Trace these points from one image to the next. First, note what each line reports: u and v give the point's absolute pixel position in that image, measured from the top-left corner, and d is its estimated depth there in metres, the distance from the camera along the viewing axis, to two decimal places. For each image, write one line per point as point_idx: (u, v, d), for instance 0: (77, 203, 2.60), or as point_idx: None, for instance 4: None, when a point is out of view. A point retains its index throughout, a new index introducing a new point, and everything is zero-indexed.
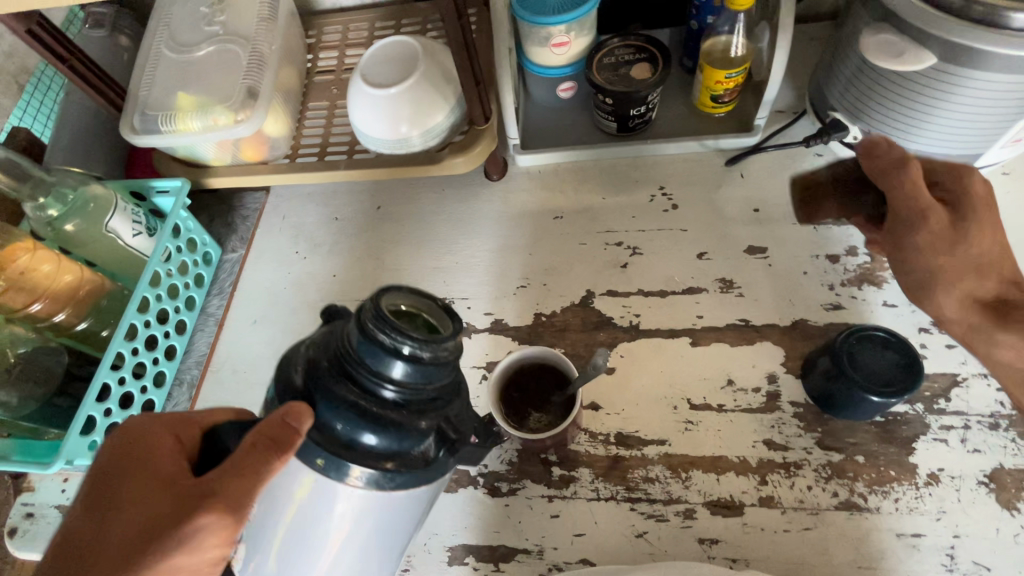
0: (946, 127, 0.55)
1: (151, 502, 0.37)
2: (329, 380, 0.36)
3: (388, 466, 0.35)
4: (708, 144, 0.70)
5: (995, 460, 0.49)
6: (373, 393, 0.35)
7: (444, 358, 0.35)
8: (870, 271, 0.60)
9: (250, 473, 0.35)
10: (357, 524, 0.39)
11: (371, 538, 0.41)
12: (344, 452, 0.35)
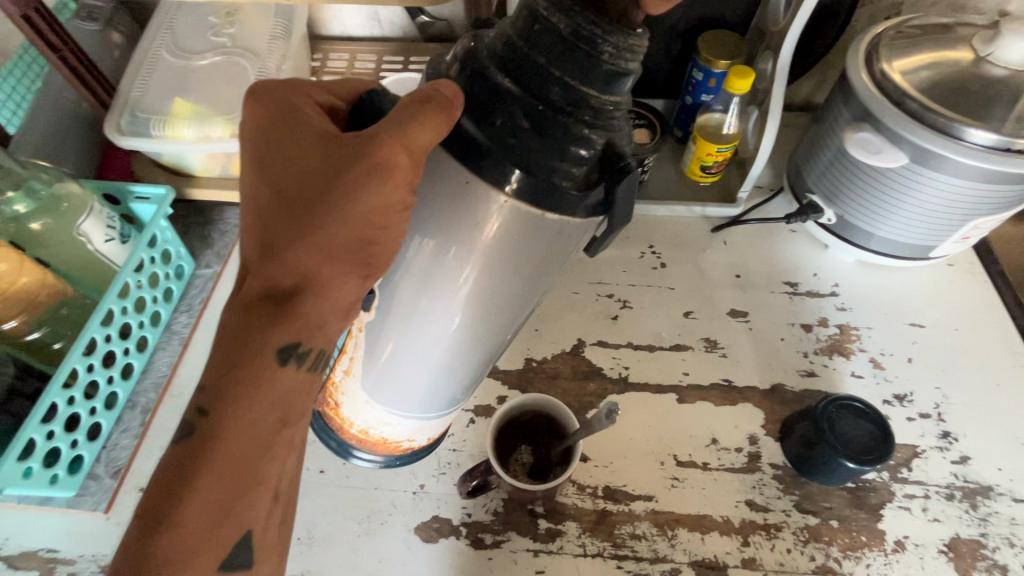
0: (909, 219, 0.62)
1: (284, 168, 0.34)
2: (512, 80, 0.32)
3: (547, 180, 0.33)
4: (695, 210, 0.75)
5: (952, 530, 0.53)
6: (537, 90, 0.32)
7: (624, 65, 0.32)
8: (839, 342, 0.65)
9: (395, 126, 0.32)
10: (492, 273, 0.39)
11: (506, 290, 0.40)
12: (502, 159, 0.33)
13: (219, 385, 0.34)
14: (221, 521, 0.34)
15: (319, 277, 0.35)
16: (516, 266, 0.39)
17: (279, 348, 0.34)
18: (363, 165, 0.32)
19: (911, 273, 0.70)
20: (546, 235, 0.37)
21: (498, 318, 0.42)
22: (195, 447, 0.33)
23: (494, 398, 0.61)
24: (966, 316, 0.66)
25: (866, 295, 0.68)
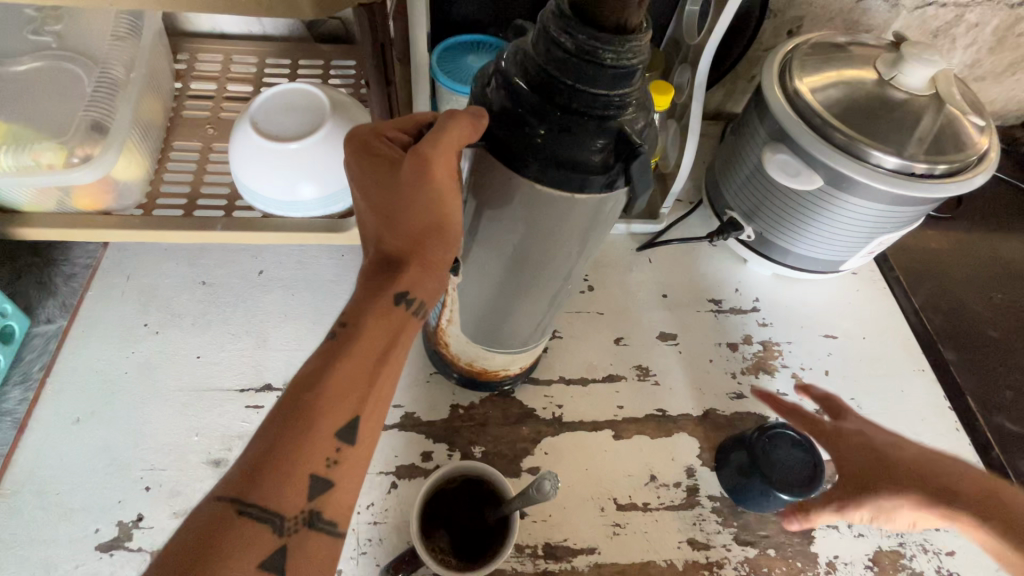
0: (823, 237, 0.62)
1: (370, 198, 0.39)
2: (529, 95, 0.35)
3: (564, 170, 0.36)
4: (620, 228, 0.72)
5: (875, 543, 0.54)
6: (545, 100, 0.35)
7: (622, 63, 0.32)
8: (764, 359, 0.65)
9: (432, 138, 0.36)
10: (557, 218, 0.41)
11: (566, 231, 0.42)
12: (521, 155, 0.36)
13: (356, 312, 0.37)
14: (325, 417, 0.33)
15: (407, 232, 0.39)
16: (539, 236, 0.43)
17: (396, 294, 0.38)
18: (421, 156, 0.36)
19: (822, 284, 0.72)
20: (561, 209, 0.39)
21: (556, 260, 0.45)
22: (339, 346, 0.36)
23: (418, 455, 0.55)
24: (871, 324, 0.69)
25: (785, 308, 0.69)
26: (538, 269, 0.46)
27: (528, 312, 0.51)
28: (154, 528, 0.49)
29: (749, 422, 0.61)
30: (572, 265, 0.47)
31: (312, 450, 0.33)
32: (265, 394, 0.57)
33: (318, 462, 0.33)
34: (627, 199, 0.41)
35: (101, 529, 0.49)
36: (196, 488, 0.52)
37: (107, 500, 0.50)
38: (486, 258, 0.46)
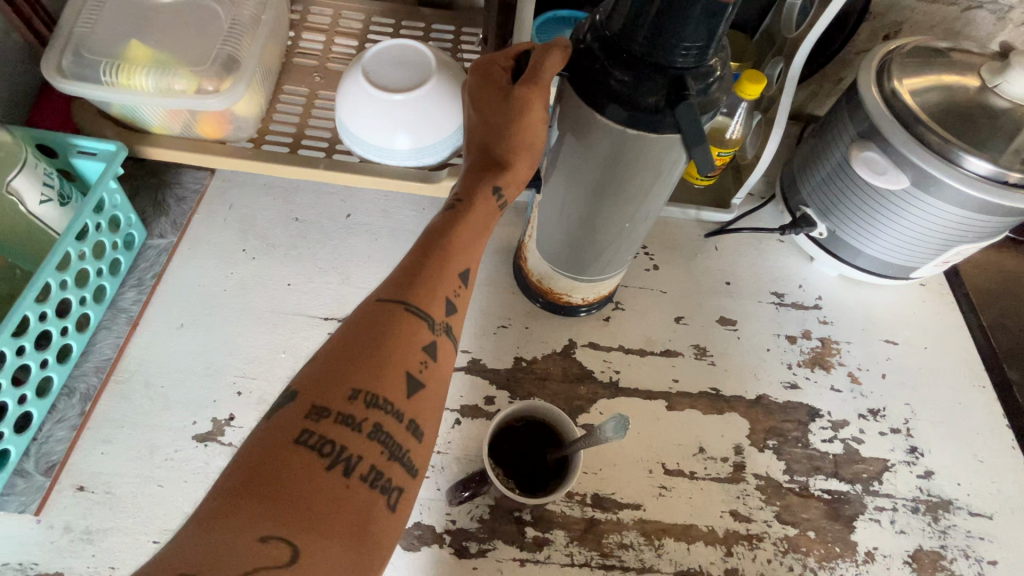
0: (896, 241, 0.63)
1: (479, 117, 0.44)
2: (610, 42, 0.39)
3: (631, 108, 0.39)
4: (691, 213, 0.74)
5: (916, 541, 0.55)
6: (621, 44, 0.39)
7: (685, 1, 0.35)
8: (821, 354, 0.66)
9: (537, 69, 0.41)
10: (621, 157, 0.44)
11: (630, 172, 0.45)
12: (596, 96, 0.40)
13: (469, 189, 0.42)
14: (456, 255, 0.38)
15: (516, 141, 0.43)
16: (609, 173, 0.46)
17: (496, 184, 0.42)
18: (532, 80, 0.41)
19: (887, 290, 0.72)
20: (624, 146, 0.43)
21: (619, 203, 0.49)
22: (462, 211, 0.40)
23: (481, 397, 0.59)
24: (934, 335, 0.69)
25: (847, 309, 0.70)
26: (605, 208, 0.50)
27: (591, 251, 0.55)
28: (244, 429, 0.54)
29: (800, 412, 0.62)
30: (638, 211, 0.50)
31: (451, 277, 0.37)
32: None
33: (451, 285, 0.36)
34: (680, 146, 0.42)
35: (198, 422, 0.54)
36: None
37: (204, 398, 0.55)
38: (561, 193, 0.51)
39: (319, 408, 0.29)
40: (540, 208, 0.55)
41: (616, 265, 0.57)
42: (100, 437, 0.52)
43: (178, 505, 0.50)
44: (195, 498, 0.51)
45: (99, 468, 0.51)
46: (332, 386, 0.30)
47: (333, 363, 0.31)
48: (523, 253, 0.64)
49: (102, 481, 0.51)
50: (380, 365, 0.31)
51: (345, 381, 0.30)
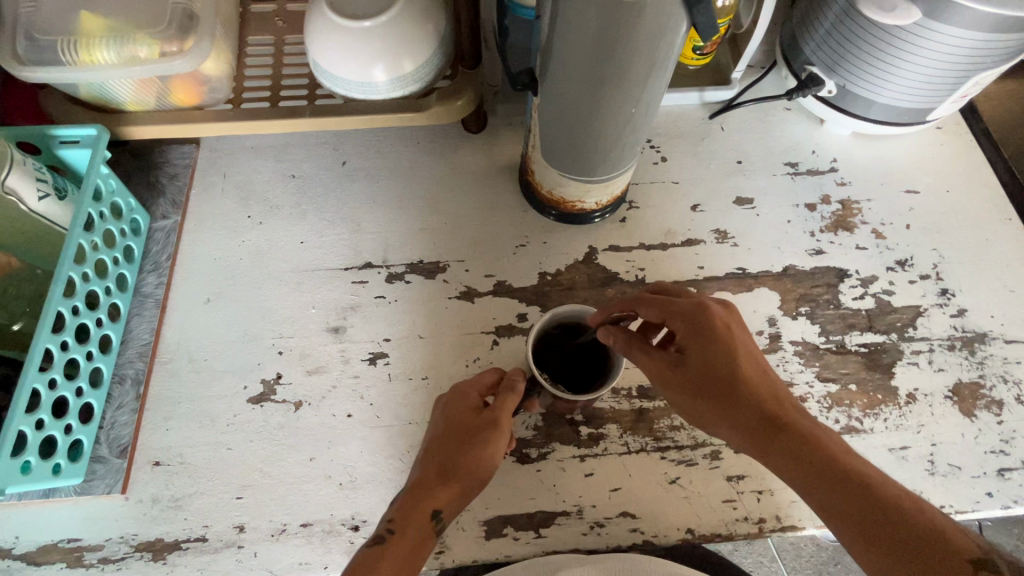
0: (910, 85, 0.60)
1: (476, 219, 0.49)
2: None
3: None
4: (693, 96, 0.71)
5: (955, 376, 0.57)
6: None
7: None
8: (843, 217, 0.65)
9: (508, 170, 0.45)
10: (618, 32, 0.42)
11: (629, 51, 0.43)
12: None
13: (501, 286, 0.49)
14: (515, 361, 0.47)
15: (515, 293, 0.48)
16: (606, 56, 0.44)
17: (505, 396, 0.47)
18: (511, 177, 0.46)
19: (903, 140, 0.70)
20: (619, 18, 0.40)
21: (622, 90, 0.47)
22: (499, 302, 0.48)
23: (514, 316, 0.60)
24: (955, 177, 0.68)
25: (864, 167, 0.68)
26: (608, 98, 0.48)
27: (599, 149, 0.54)
28: (293, 384, 0.56)
29: (829, 275, 0.62)
30: (642, 95, 0.48)
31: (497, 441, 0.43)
32: (367, 271, 0.62)
33: (496, 442, 0.43)
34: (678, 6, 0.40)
35: (248, 386, 0.56)
36: (322, 351, 0.58)
37: (248, 363, 0.57)
38: (559, 91, 0.49)
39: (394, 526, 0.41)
40: (540, 113, 0.53)
41: (626, 160, 0.56)
42: (161, 415, 0.54)
43: (249, 463, 0.53)
44: (265, 454, 0.53)
45: (168, 442, 0.53)
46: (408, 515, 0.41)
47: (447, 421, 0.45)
48: (528, 167, 0.62)
49: (174, 453, 0.53)
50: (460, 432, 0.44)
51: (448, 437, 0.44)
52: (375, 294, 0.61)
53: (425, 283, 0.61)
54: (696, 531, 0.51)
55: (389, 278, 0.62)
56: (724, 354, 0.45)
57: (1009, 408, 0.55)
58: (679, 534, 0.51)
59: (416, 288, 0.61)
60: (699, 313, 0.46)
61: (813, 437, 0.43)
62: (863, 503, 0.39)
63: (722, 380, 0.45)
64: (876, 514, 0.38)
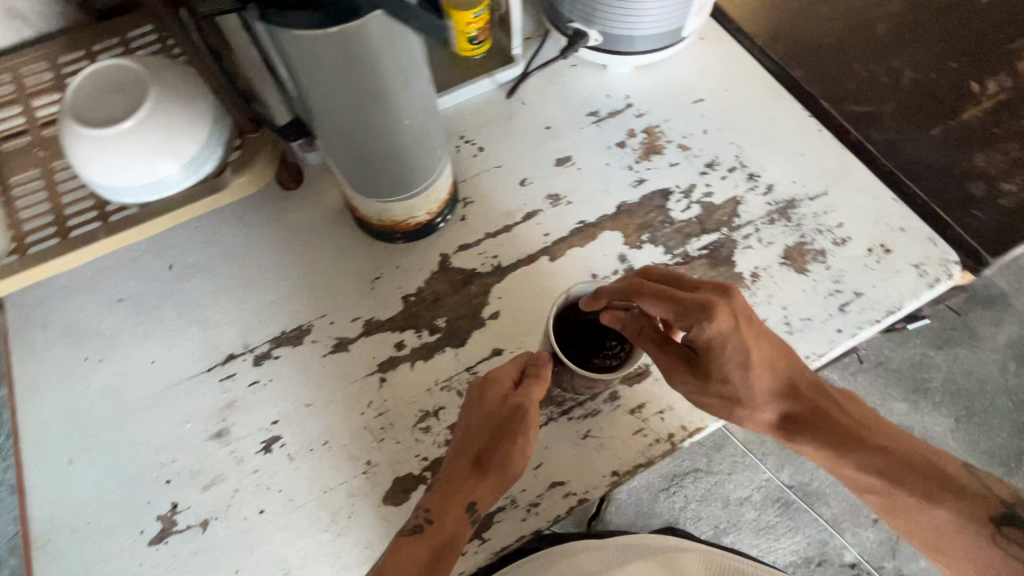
0: (655, 14, 0.67)
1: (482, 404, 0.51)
2: None
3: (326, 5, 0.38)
4: (486, 83, 0.74)
5: (783, 244, 0.64)
6: None
7: None
8: (650, 143, 0.71)
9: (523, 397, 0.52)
10: (344, 59, 0.43)
11: (365, 71, 0.44)
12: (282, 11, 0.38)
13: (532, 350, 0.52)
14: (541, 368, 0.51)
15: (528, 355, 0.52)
16: (347, 84, 0.45)
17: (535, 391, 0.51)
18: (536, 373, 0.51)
19: (676, 58, 0.77)
20: (336, 46, 0.41)
21: (384, 108, 0.48)
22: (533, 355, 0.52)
23: (392, 347, 0.60)
24: (728, 76, 0.75)
25: (653, 94, 0.75)
26: (375, 119, 0.49)
27: (398, 166, 0.55)
28: (193, 506, 0.53)
29: (655, 199, 0.67)
30: (406, 105, 0.50)
31: (525, 434, 0.49)
32: (232, 363, 0.59)
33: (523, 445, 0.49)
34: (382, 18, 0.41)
35: (146, 527, 0.52)
36: (213, 461, 0.55)
37: (138, 506, 0.53)
38: (329, 127, 0.50)
39: (432, 517, 0.48)
40: (327, 152, 0.54)
41: (431, 165, 0.58)
42: None
43: None
44: None
45: None
46: (445, 500, 0.48)
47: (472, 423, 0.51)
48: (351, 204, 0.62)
49: None
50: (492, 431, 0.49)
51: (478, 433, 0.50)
52: (248, 382, 0.59)
53: (295, 351, 0.60)
54: (620, 471, 0.54)
55: (257, 361, 0.60)
56: (739, 345, 0.50)
57: (831, 252, 0.63)
58: (607, 480, 0.54)
59: (287, 360, 0.60)
60: (700, 306, 0.49)
61: (847, 425, 0.62)
62: (898, 483, 0.59)
63: (742, 376, 0.51)
64: (915, 491, 0.58)
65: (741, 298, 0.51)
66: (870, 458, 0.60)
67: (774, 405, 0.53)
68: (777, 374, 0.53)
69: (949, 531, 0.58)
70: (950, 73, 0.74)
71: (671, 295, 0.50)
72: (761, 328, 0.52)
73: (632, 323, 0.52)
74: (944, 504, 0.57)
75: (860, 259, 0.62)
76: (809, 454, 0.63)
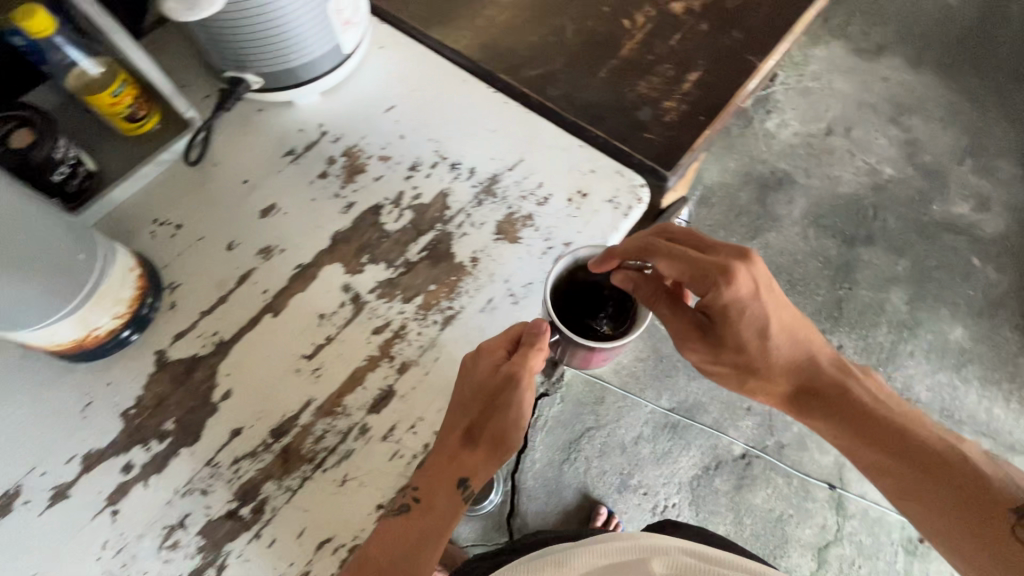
0: (299, 41, 0.66)
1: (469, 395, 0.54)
2: None
3: None
4: (165, 156, 0.69)
5: (494, 221, 0.66)
6: None
7: None
8: (353, 164, 0.71)
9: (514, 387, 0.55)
10: None
11: None
12: None
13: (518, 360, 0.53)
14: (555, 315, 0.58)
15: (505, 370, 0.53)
16: None
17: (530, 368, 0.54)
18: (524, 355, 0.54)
19: (359, 73, 0.77)
20: None
21: None
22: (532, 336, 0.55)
23: (119, 472, 0.54)
24: (412, 76, 0.77)
25: (345, 115, 0.74)
26: None
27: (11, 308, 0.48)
28: None
29: (368, 219, 0.67)
30: None
31: (515, 409, 0.53)
32: None
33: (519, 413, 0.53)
34: None
35: None
36: None
37: None
38: None
39: (419, 496, 0.52)
40: None
41: (65, 288, 0.51)
42: None
43: None
44: None
45: None
46: (433, 488, 0.52)
47: (467, 403, 0.54)
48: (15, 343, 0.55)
49: None
50: (485, 413, 0.53)
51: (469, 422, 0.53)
52: None
53: (4, 522, 0.52)
54: (385, 502, 0.53)
55: None
56: (752, 324, 0.61)
57: (538, 214, 0.66)
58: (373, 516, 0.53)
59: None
60: (721, 270, 0.57)
61: (900, 424, 0.62)
62: (958, 504, 0.57)
63: (760, 354, 0.64)
64: (913, 476, 0.59)
65: (761, 262, 0.59)
66: (849, 422, 0.63)
67: (793, 395, 0.66)
68: (797, 338, 0.64)
69: (915, 475, 0.59)
70: (605, 18, 0.80)
71: (693, 254, 0.58)
72: (778, 301, 0.61)
73: (640, 283, 0.62)
74: (934, 456, 0.59)
75: (562, 211, 0.66)
76: (816, 420, 0.66)
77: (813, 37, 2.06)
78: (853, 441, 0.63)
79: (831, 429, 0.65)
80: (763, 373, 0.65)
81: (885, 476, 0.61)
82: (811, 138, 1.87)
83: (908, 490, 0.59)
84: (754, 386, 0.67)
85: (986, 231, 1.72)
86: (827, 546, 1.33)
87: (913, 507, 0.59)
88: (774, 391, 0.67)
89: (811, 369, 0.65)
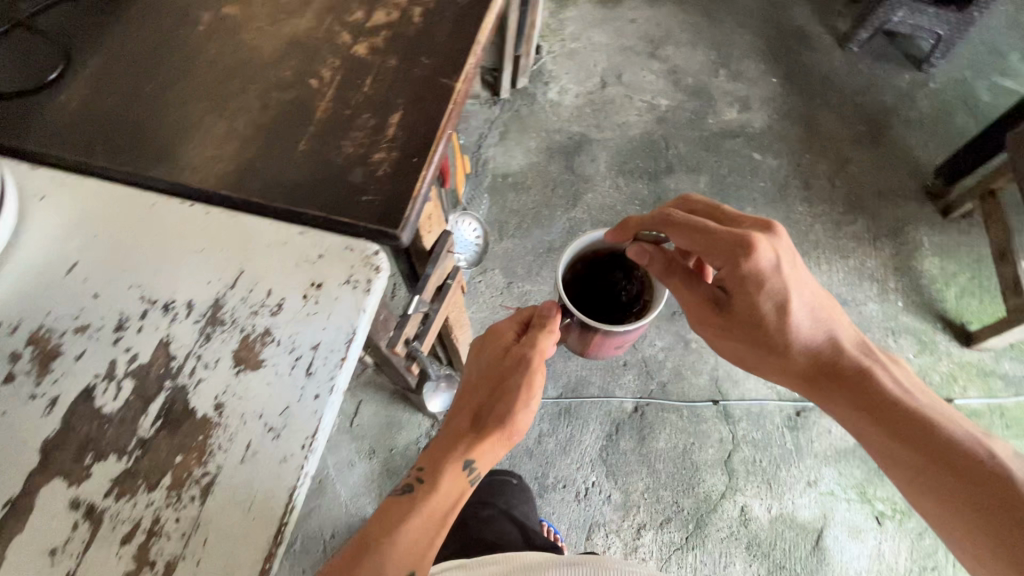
0: None
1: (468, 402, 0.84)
2: None
3: None
4: None
5: (229, 353, 0.59)
6: None
7: None
8: (44, 350, 0.59)
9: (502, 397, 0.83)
10: None
11: None
12: None
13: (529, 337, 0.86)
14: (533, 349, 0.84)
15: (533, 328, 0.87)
16: None
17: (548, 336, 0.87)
18: (525, 350, 0.84)
19: (20, 238, 0.64)
20: None
21: None
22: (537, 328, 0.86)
23: None
24: (89, 218, 0.66)
25: (17, 294, 0.62)
26: None
27: None
28: None
29: (80, 410, 0.57)
30: None
31: (518, 397, 0.80)
32: None
33: (524, 393, 0.80)
34: None
35: None
36: None
37: None
38: None
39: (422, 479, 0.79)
40: None
41: None
42: None
43: None
44: None
45: None
46: (436, 474, 0.78)
47: (490, 372, 0.85)
48: None
49: None
50: (497, 383, 0.83)
51: (482, 386, 0.85)
52: None
53: None
54: None
55: None
56: (751, 286, 0.83)
57: (275, 324, 0.60)
58: None
59: None
60: (732, 241, 0.81)
61: (881, 402, 0.84)
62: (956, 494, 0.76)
63: (752, 318, 0.86)
64: (944, 475, 0.77)
65: (780, 239, 0.83)
66: (905, 431, 0.82)
67: (812, 367, 0.88)
68: (818, 321, 0.87)
69: (884, 435, 0.83)
70: (288, 84, 0.75)
71: (703, 226, 0.82)
72: (794, 270, 0.83)
73: (659, 258, 0.87)
74: (875, 404, 0.84)
75: (300, 312, 0.60)
76: (835, 407, 0.87)
77: (559, 2, 2.16)
78: (883, 439, 0.83)
79: (806, 322, 0.87)
80: (757, 334, 0.88)
81: (887, 444, 0.83)
82: (590, 95, 1.98)
83: (846, 397, 0.86)
84: (765, 360, 0.89)
85: (755, 127, 1.93)
86: (730, 455, 1.44)
87: (910, 477, 0.80)
88: (788, 370, 0.90)
89: (789, 318, 0.86)
